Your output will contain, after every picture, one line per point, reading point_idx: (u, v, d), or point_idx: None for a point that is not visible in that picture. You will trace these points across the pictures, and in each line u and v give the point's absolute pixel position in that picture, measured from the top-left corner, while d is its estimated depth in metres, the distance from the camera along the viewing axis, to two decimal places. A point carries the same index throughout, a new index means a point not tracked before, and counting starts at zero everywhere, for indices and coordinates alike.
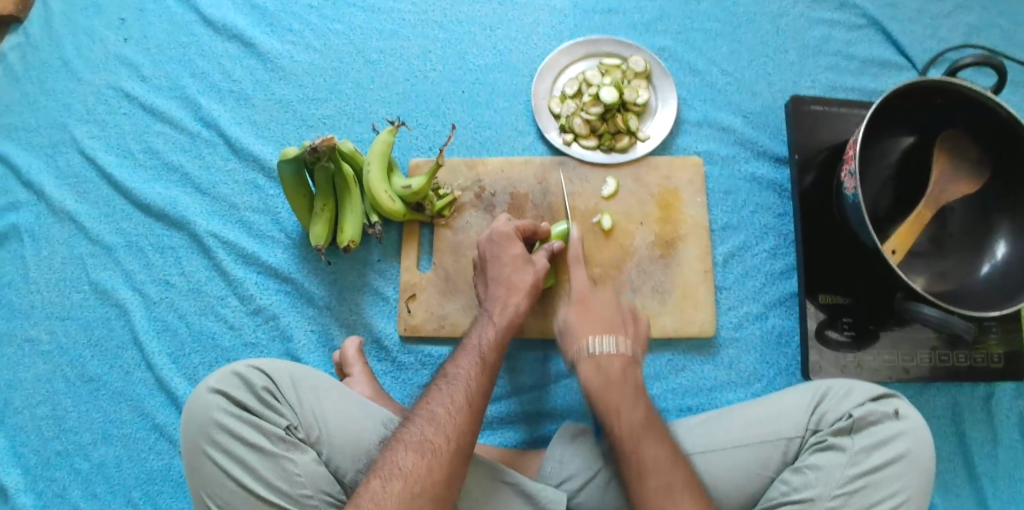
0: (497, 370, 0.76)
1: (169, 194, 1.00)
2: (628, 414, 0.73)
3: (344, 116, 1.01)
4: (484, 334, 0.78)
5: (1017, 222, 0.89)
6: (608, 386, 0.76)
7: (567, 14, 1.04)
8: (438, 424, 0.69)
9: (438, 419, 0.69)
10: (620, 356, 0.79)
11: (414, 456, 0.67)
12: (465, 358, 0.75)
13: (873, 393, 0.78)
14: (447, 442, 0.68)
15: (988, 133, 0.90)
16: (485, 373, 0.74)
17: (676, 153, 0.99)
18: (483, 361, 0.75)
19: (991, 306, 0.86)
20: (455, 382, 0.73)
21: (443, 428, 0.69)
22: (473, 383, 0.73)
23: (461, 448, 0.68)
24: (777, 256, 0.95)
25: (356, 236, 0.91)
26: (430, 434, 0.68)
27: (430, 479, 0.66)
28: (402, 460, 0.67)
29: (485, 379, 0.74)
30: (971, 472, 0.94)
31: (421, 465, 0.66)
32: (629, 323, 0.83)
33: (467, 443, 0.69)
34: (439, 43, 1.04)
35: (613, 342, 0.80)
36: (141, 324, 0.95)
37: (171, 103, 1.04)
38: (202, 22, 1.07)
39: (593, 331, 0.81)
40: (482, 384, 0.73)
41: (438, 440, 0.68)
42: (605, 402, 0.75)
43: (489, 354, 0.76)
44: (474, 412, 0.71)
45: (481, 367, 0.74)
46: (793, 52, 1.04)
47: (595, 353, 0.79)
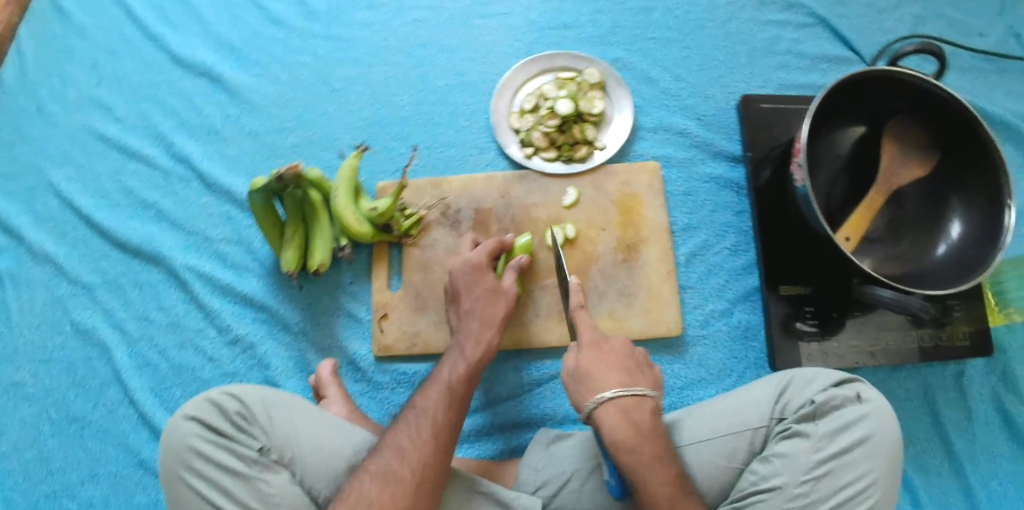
0: (465, 401, 0.78)
1: (145, 230, 1.03)
2: (660, 474, 0.70)
3: (311, 144, 1.04)
4: (450, 368, 0.80)
5: (969, 199, 0.91)
6: (639, 443, 0.71)
7: (524, 32, 1.07)
8: (405, 456, 0.71)
9: (404, 450, 0.71)
10: (646, 407, 0.75)
11: (378, 486, 0.68)
12: (434, 389, 0.77)
13: (836, 378, 0.79)
14: (411, 473, 0.70)
15: (932, 116, 0.93)
16: (452, 406, 0.76)
17: (634, 159, 1.01)
18: (451, 394, 0.77)
19: (949, 283, 0.88)
20: (423, 415, 0.75)
21: (408, 459, 0.70)
22: (440, 415, 0.75)
23: (425, 478, 0.70)
24: (739, 253, 0.98)
25: (326, 259, 0.93)
26: (395, 465, 0.70)
27: (395, 508, 0.67)
28: (366, 491, 0.68)
29: (452, 412, 0.76)
30: (947, 451, 0.95)
31: (384, 495, 0.68)
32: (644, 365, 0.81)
33: (432, 475, 0.70)
34: (400, 69, 1.07)
35: (637, 389, 0.75)
36: (122, 360, 0.98)
37: (144, 142, 1.07)
38: (171, 61, 1.10)
39: (611, 355, 0.79)
40: (450, 415, 0.75)
41: (402, 471, 0.69)
42: (632, 465, 0.71)
43: (457, 386, 0.78)
44: (440, 445, 0.72)
45: (449, 399, 0.77)
46: (745, 54, 1.06)
47: (613, 400, 0.74)
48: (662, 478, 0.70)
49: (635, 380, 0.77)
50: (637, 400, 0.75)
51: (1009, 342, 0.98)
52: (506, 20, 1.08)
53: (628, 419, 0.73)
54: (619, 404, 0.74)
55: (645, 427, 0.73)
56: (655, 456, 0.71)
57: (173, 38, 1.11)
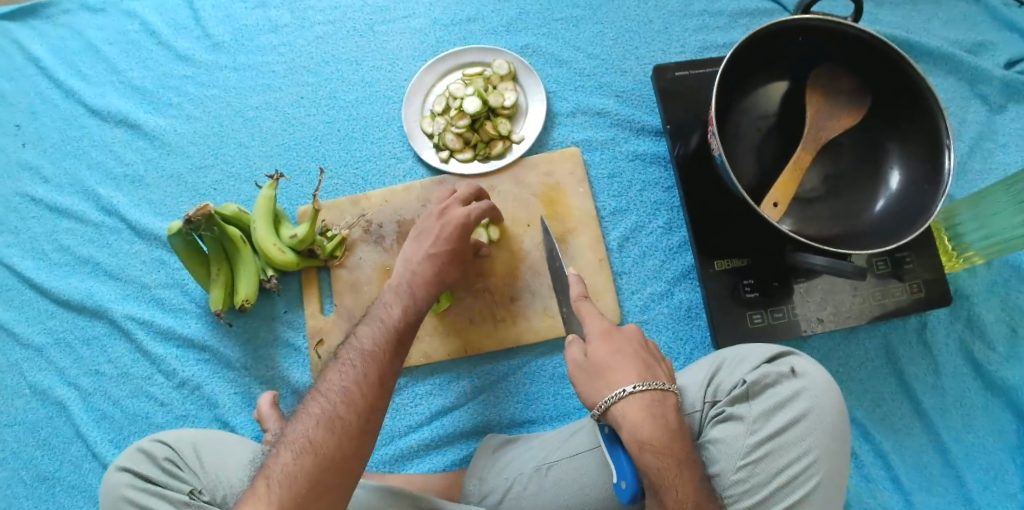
0: (395, 360, 0.70)
1: (85, 285, 1.04)
2: (689, 472, 0.66)
3: (232, 178, 1.04)
4: (376, 327, 0.72)
5: (906, 145, 0.85)
6: (671, 440, 0.66)
7: (428, 32, 1.05)
8: (327, 425, 0.64)
9: (326, 418, 0.64)
10: (670, 401, 0.69)
11: (296, 457, 0.62)
12: (359, 350, 0.70)
13: (769, 354, 0.76)
14: (331, 438, 0.63)
15: (858, 60, 0.86)
16: (376, 361, 0.68)
17: (554, 147, 0.98)
18: (377, 353, 0.69)
19: (892, 239, 0.83)
20: (343, 375, 0.67)
21: (326, 423, 0.64)
22: (363, 373, 0.67)
23: (348, 440, 0.63)
24: (673, 230, 0.94)
25: (252, 294, 0.93)
26: (313, 432, 0.64)
27: (314, 480, 0.61)
28: (285, 465, 0.62)
29: (377, 367, 0.68)
30: (917, 407, 0.91)
31: (302, 464, 0.62)
32: (658, 358, 0.73)
33: (355, 436, 0.64)
34: (310, 88, 1.05)
35: (660, 384, 0.69)
36: (79, 416, 1.00)
37: (74, 198, 1.08)
38: (89, 114, 1.11)
39: (622, 358, 0.70)
40: (377, 376, 0.68)
41: (322, 441, 0.63)
42: (665, 464, 0.65)
43: (385, 345, 0.70)
44: (366, 415, 0.65)
45: (377, 359, 0.69)
46: (659, 20, 1.01)
47: (642, 393, 0.67)
48: (686, 480, 0.65)
49: (654, 373, 0.70)
50: (662, 394, 0.68)
51: (968, 285, 0.93)
52: (409, 23, 1.06)
53: (653, 416, 0.66)
54: (643, 400, 0.67)
55: (672, 423, 0.67)
56: (682, 456, 0.66)
57: (88, 90, 1.12)
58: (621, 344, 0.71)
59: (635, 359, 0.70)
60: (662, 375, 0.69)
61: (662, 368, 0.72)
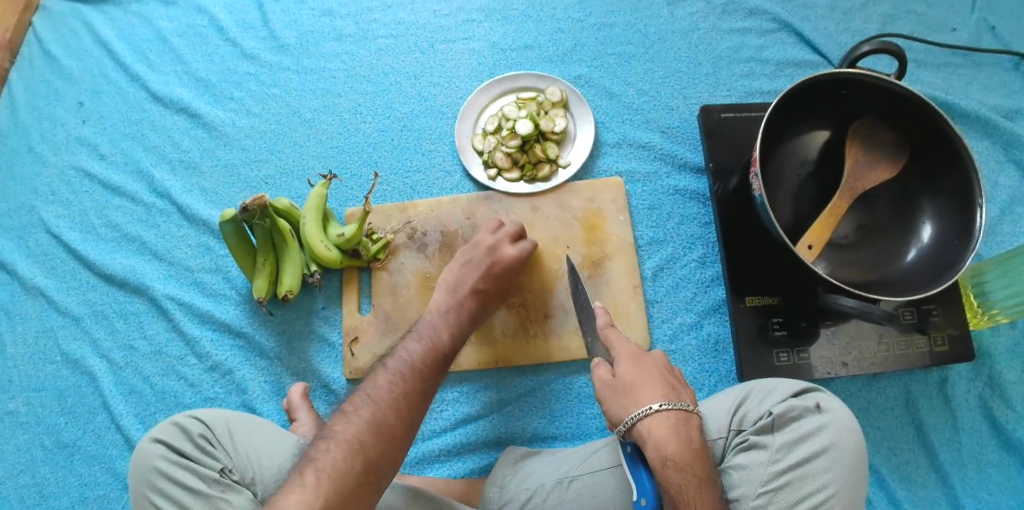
0: (432, 383, 0.77)
1: (129, 262, 1.08)
2: (711, 494, 0.66)
3: (284, 175, 1.08)
4: (416, 346, 0.79)
5: (940, 201, 0.88)
6: (694, 461, 0.67)
7: (486, 55, 1.10)
8: (377, 429, 0.68)
9: (374, 422, 0.68)
10: (694, 422, 0.71)
11: (344, 454, 0.65)
12: (405, 367, 0.76)
13: (794, 389, 0.78)
14: (377, 442, 0.67)
15: (899, 116, 0.89)
16: (418, 379, 0.75)
17: (598, 174, 1.02)
18: (418, 371, 0.76)
19: (920, 289, 0.85)
20: (391, 386, 0.73)
21: (375, 426, 0.68)
22: (407, 388, 0.73)
23: (390, 446, 0.68)
24: (707, 264, 0.97)
25: (295, 286, 0.96)
26: (361, 434, 0.67)
27: (361, 478, 0.64)
28: (333, 461, 0.65)
29: (418, 385, 0.74)
30: (933, 460, 0.92)
31: (351, 461, 0.65)
32: (680, 383, 0.75)
33: (396, 446, 0.69)
34: (368, 96, 1.10)
35: (685, 404, 0.71)
36: (108, 388, 1.02)
37: (127, 178, 1.13)
38: (152, 99, 1.16)
39: (652, 384, 0.72)
40: (416, 394, 0.74)
41: (371, 442, 0.67)
42: (687, 483, 0.66)
43: (424, 365, 0.77)
44: (406, 424, 0.71)
45: (417, 378, 0.75)
46: (708, 64, 1.06)
47: (667, 411, 0.69)
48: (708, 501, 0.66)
49: (679, 395, 0.73)
50: (686, 415, 0.70)
51: (991, 345, 0.95)
52: (469, 44, 1.11)
53: (678, 435, 0.68)
54: (668, 420, 0.69)
55: (695, 443, 0.69)
56: (703, 477, 0.67)
57: (153, 76, 1.17)
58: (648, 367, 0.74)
59: (663, 385, 0.73)
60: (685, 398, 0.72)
61: (685, 392, 0.74)
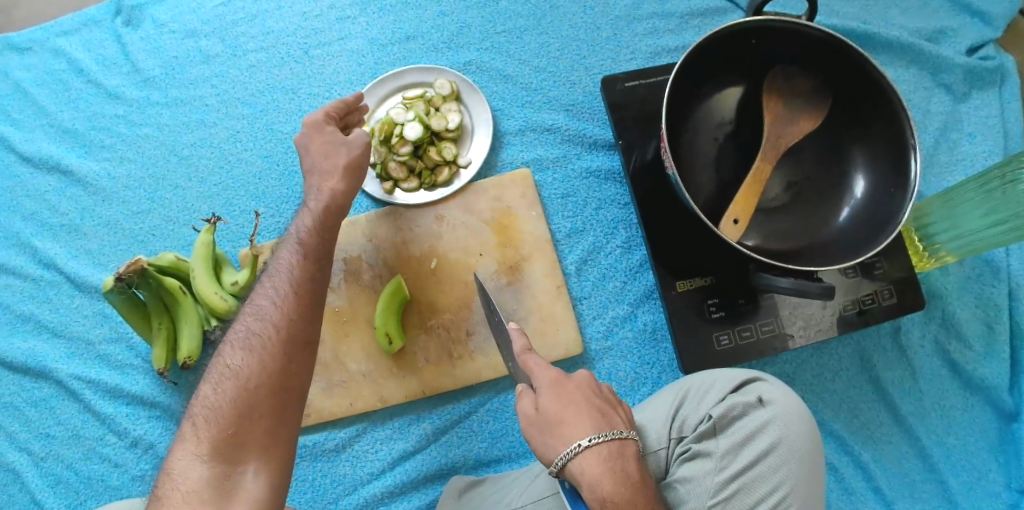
0: (307, 284, 0.70)
1: (30, 345, 0.99)
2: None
3: (170, 222, 0.99)
4: (283, 270, 0.70)
5: (870, 149, 0.81)
6: (635, 495, 0.61)
7: (365, 54, 0.99)
8: (249, 350, 0.65)
9: (250, 347, 0.65)
10: (631, 449, 0.64)
11: (227, 386, 0.63)
12: (275, 289, 0.69)
13: (734, 383, 0.71)
14: (257, 364, 0.64)
15: (816, 61, 0.81)
16: (302, 284, 0.70)
17: (503, 168, 0.93)
18: (296, 280, 0.70)
19: (859, 249, 0.78)
20: (268, 298, 0.68)
21: (254, 353, 0.64)
22: (285, 295, 0.68)
23: (275, 365, 0.64)
24: (632, 249, 0.90)
25: (195, 350, 0.88)
26: (239, 360, 0.64)
27: (253, 400, 0.62)
28: (216, 399, 0.63)
29: (301, 287, 0.69)
30: (896, 415, 0.87)
31: (231, 394, 0.62)
32: (612, 403, 0.68)
33: (280, 360, 0.65)
34: (245, 121, 1.00)
35: (619, 432, 0.65)
36: (34, 483, 0.94)
37: (8, 252, 1.02)
38: (19, 160, 1.05)
39: (576, 416, 0.65)
40: (293, 306, 0.68)
41: (249, 368, 0.64)
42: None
43: (297, 280, 0.69)
44: (296, 342, 0.67)
45: (293, 290, 0.69)
46: (606, 27, 0.96)
47: (598, 446, 0.63)
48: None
49: (612, 420, 0.66)
50: (621, 443, 0.64)
51: (941, 285, 0.90)
52: (346, 45, 1.00)
53: (612, 469, 0.62)
54: (599, 453, 0.63)
55: (634, 474, 0.63)
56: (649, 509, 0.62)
57: (16, 134, 1.06)
58: (573, 392, 0.67)
59: (591, 413, 0.66)
60: (619, 424, 0.65)
61: (619, 414, 0.68)
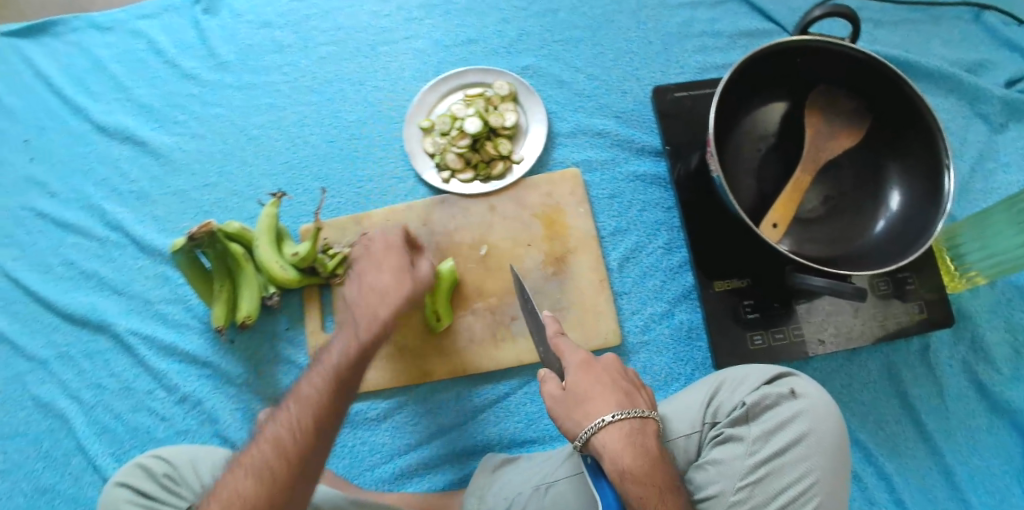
0: (343, 393, 0.68)
1: (90, 300, 1.06)
2: (674, 499, 0.65)
3: (235, 197, 1.05)
4: (326, 369, 0.69)
5: (908, 167, 0.85)
6: (652, 470, 0.65)
7: (429, 53, 1.06)
8: (277, 449, 0.62)
9: (280, 445, 0.63)
10: (651, 427, 0.68)
11: (252, 482, 0.60)
12: (314, 388, 0.67)
13: (768, 375, 0.75)
14: (286, 466, 0.62)
15: (858, 82, 0.86)
16: (339, 389, 0.68)
17: (554, 167, 0.98)
18: (335, 383, 0.68)
19: (892, 259, 0.82)
20: (305, 400, 0.66)
21: (284, 452, 0.62)
22: (325, 398, 0.66)
23: (302, 470, 0.62)
24: (673, 250, 0.94)
25: (253, 311, 0.93)
26: (269, 458, 0.62)
27: None
28: (229, 497, 0.60)
29: (337, 393, 0.68)
30: (920, 430, 0.89)
31: (256, 494, 0.60)
32: (634, 385, 0.72)
33: (307, 463, 0.63)
34: (312, 107, 1.06)
35: (641, 411, 0.68)
36: (80, 430, 1.00)
37: (80, 214, 1.10)
38: (96, 130, 1.13)
39: (604, 394, 0.69)
40: (329, 412, 0.66)
41: (276, 469, 0.61)
42: (645, 491, 0.64)
43: (335, 384, 0.68)
44: (320, 448, 0.64)
45: (332, 394, 0.67)
46: (659, 41, 1.02)
47: (622, 422, 0.67)
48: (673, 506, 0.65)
49: (634, 400, 0.70)
50: (642, 421, 0.68)
51: (973, 307, 0.92)
52: (412, 44, 1.06)
53: (633, 445, 0.66)
54: (621, 430, 0.67)
55: (652, 452, 0.67)
56: (665, 482, 0.66)
57: (96, 107, 1.14)
58: (600, 372, 0.71)
59: (616, 392, 0.70)
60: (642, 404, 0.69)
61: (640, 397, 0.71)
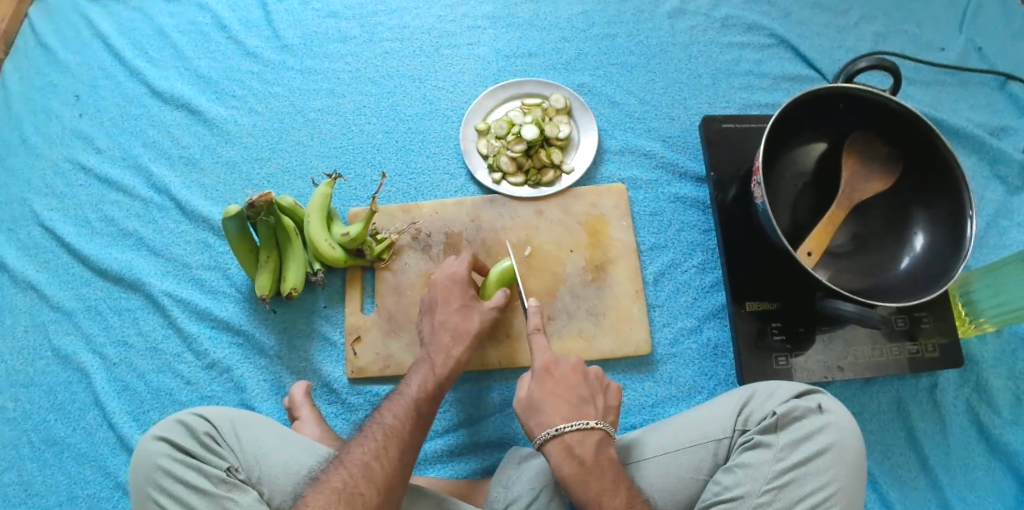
0: (420, 433, 0.77)
1: (125, 257, 1.06)
2: (610, 501, 0.71)
3: (286, 173, 1.08)
4: (405, 406, 0.78)
5: (932, 213, 0.92)
6: (587, 477, 0.72)
7: (490, 60, 1.11)
8: (366, 474, 0.70)
9: (369, 470, 0.70)
10: (592, 438, 0.75)
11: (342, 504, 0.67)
12: (397, 423, 0.76)
13: (797, 390, 0.79)
14: (376, 494, 0.69)
15: (892, 131, 0.93)
16: (419, 427, 0.77)
17: (601, 180, 1.03)
18: (415, 421, 0.77)
19: (913, 296, 0.88)
20: (388, 432, 0.74)
21: (373, 478, 0.70)
22: (407, 435, 0.75)
23: (388, 497, 0.70)
24: (706, 270, 0.99)
25: (299, 283, 0.95)
26: (358, 483, 0.69)
27: None
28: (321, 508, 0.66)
29: (417, 432, 0.77)
30: (923, 462, 0.94)
31: None
32: (597, 394, 0.79)
33: (391, 493, 0.70)
34: (372, 98, 1.11)
35: (586, 423, 0.75)
36: (101, 385, 0.99)
37: (125, 172, 1.11)
38: (151, 94, 1.15)
39: (559, 405, 0.77)
40: (409, 445, 0.75)
41: (366, 492, 0.69)
42: (587, 496, 0.72)
43: (414, 420, 0.77)
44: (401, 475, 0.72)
45: (411, 430, 0.76)
46: (707, 76, 1.09)
47: (563, 434, 0.74)
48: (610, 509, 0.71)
49: (584, 411, 0.77)
50: (584, 433, 0.75)
51: (979, 352, 0.98)
52: (474, 50, 1.12)
53: (572, 453, 0.74)
54: (564, 439, 0.74)
55: (589, 459, 0.74)
56: (606, 487, 0.72)
57: (153, 72, 1.16)
58: (560, 381, 0.79)
59: (571, 403, 0.77)
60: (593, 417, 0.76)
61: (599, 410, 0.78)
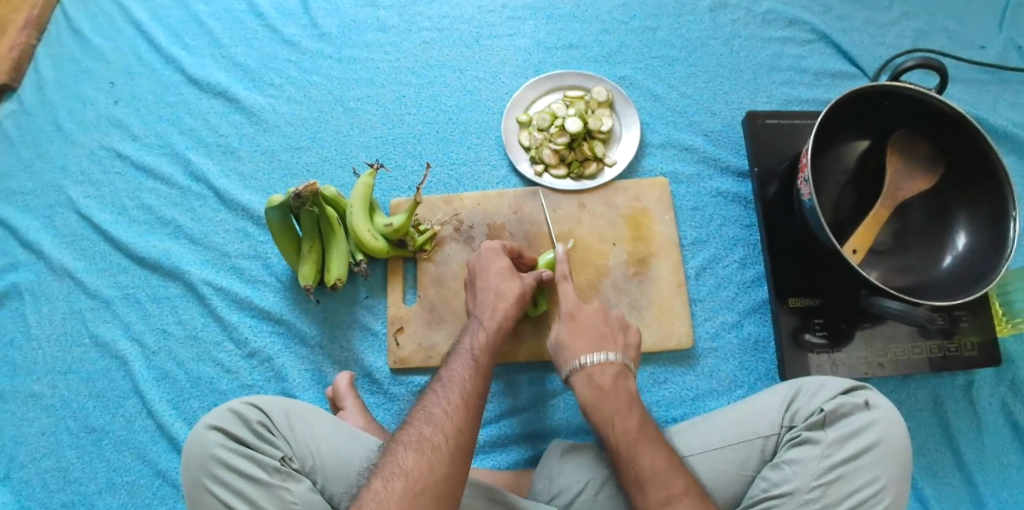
0: (486, 381, 0.75)
1: (163, 246, 1.05)
2: (623, 424, 0.75)
3: (326, 162, 1.07)
4: (462, 359, 0.76)
5: (975, 213, 0.92)
6: (602, 400, 0.77)
7: (531, 52, 1.11)
8: (433, 423, 0.69)
9: (438, 420, 0.69)
10: (612, 369, 0.80)
11: (414, 454, 0.66)
12: (457, 375, 0.74)
13: (844, 386, 0.80)
14: (446, 439, 0.67)
15: (937, 130, 0.93)
16: (480, 373, 0.75)
17: (643, 174, 1.04)
18: (476, 370, 0.75)
19: (955, 296, 0.88)
20: (451, 384, 0.73)
21: (441, 426, 0.68)
22: (468, 383, 0.73)
23: (461, 442, 0.68)
24: (747, 265, 1.00)
25: (343, 274, 0.95)
26: (428, 432, 0.68)
27: (428, 483, 0.64)
28: (400, 461, 0.66)
29: (479, 379, 0.74)
30: (958, 459, 0.95)
31: (422, 462, 0.65)
32: (618, 334, 0.84)
33: (464, 438, 0.68)
34: (413, 88, 1.10)
35: (605, 356, 0.80)
36: (140, 373, 0.99)
37: (161, 160, 1.10)
38: (187, 82, 1.14)
39: (584, 349, 0.82)
40: (473, 393, 0.73)
41: (439, 439, 0.67)
42: (602, 417, 0.76)
43: (476, 371, 0.75)
44: (472, 419, 0.70)
45: (473, 379, 0.74)
46: (748, 70, 1.09)
47: (587, 367, 0.79)
48: (625, 427, 0.75)
49: (603, 345, 0.82)
50: (603, 365, 0.80)
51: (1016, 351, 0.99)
52: (514, 41, 1.12)
53: (592, 383, 0.79)
54: (586, 371, 0.80)
55: (605, 387, 0.78)
56: (621, 410, 0.76)
57: (189, 59, 1.15)
58: (584, 322, 0.84)
59: (592, 342, 0.82)
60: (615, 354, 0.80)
61: (622, 353, 0.82)
